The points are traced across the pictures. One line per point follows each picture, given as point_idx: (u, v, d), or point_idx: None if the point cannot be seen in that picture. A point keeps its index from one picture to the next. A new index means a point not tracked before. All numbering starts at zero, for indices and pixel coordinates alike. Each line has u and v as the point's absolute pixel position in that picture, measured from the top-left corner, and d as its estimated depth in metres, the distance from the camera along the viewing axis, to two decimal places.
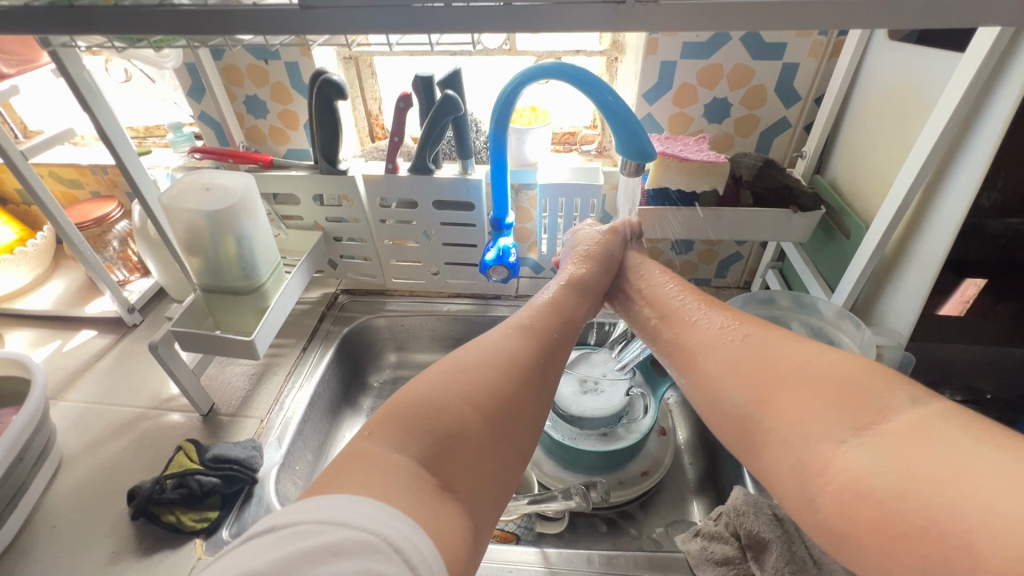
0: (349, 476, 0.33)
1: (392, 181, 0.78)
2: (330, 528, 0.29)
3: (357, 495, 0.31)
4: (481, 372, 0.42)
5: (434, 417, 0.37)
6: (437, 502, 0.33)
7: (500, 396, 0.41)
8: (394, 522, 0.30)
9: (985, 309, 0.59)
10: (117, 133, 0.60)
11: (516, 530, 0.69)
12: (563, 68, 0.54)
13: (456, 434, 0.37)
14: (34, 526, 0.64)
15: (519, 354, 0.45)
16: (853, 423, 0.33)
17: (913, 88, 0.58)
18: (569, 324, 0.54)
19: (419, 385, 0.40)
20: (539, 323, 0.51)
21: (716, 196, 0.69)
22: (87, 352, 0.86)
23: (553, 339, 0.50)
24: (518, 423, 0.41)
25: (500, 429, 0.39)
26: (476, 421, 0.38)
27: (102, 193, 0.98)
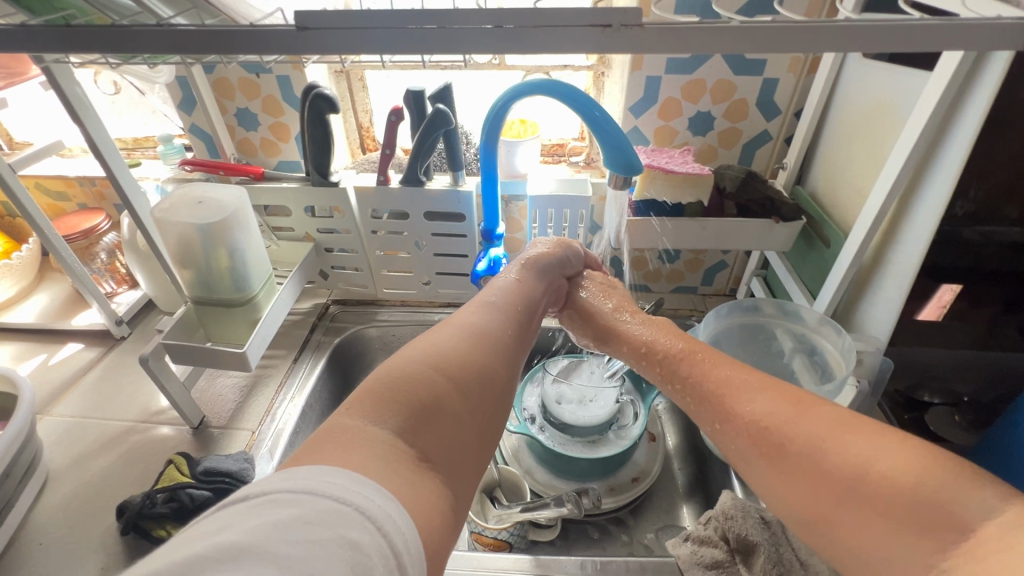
0: (331, 451, 0.31)
1: (384, 193, 0.79)
2: (304, 495, 0.27)
3: (334, 467, 0.29)
4: (452, 348, 0.43)
5: (405, 388, 0.37)
6: (417, 472, 0.33)
7: (470, 368, 0.42)
8: (370, 493, 0.28)
9: (959, 314, 0.61)
10: (109, 147, 0.60)
11: (507, 538, 0.67)
12: (551, 85, 0.56)
13: (430, 405, 0.37)
14: (21, 543, 0.63)
15: (486, 331, 0.46)
16: (929, 545, 0.32)
17: (886, 103, 0.60)
18: (535, 306, 0.54)
19: (390, 360, 0.40)
20: (504, 305, 0.51)
21: (700, 207, 0.72)
22: (74, 365, 0.85)
23: (517, 321, 0.51)
24: (490, 394, 0.42)
25: (471, 400, 0.40)
26: (447, 391, 0.39)
27: (90, 205, 0.98)
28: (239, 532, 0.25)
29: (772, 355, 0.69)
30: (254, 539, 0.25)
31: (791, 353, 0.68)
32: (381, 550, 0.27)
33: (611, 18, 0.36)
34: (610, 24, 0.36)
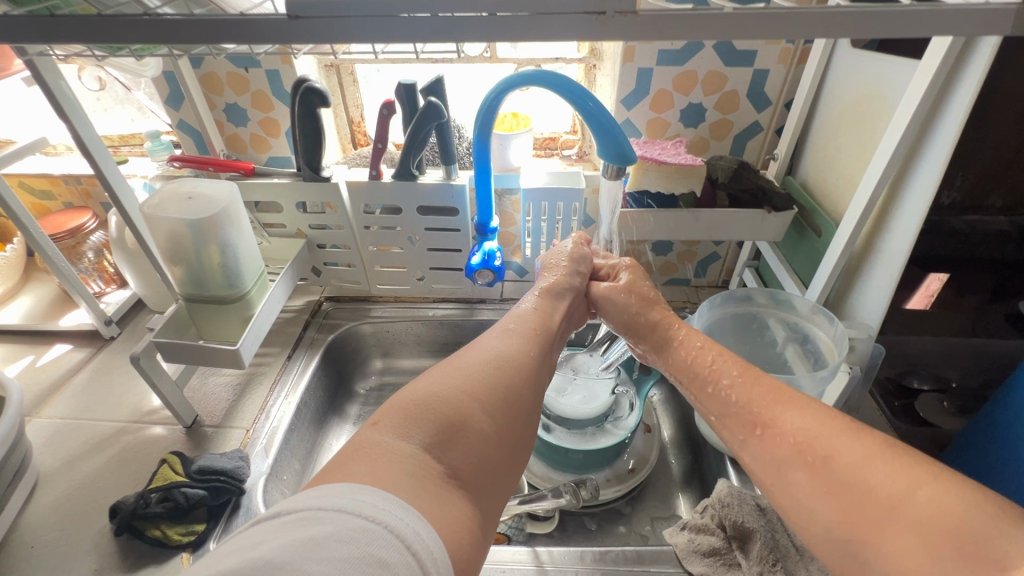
0: (359, 466, 0.34)
1: (376, 187, 0.78)
2: (335, 512, 0.29)
3: (361, 485, 0.32)
4: (482, 369, 0.44)
5: (437, 407, 0.39)
6: (442, 491, 0.35)
7: (500, 390, 0.43)
8: (394, 510, 0.31)
9: (947, 301, 0.63)
10: (96, 143, 0.59)
11: (507, 531, 0.70)
12: (545, 76, 0.56)
13: (459, 424, 0.39)
14: (12, 546, 0.62)
15: (513, 351, 0.48)
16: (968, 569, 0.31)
17: (875, 92, 0.61)
18: (553, 327, 0.56)
19: (421, 383, 0.42)
20: (527, 326, 0.53)
21: (693, 198, 0.72)
22: (62, 366, 0.84)
23: (543, 340, 0.53)
24: (519, 412, 0.43)
25: (502, 418, 0.42)
26: (478, 412, 0.40)
27: (76, 203, 0.96)
28: (271, 548, 0.27)
29: (766, 343, 0.71)
30: (286, 555, 0.27)
31: (785, 342, 0.69)
32: (406, 562, 0.29)
33: (605, 5, 0.35)
34: (604, 11, 0.36)
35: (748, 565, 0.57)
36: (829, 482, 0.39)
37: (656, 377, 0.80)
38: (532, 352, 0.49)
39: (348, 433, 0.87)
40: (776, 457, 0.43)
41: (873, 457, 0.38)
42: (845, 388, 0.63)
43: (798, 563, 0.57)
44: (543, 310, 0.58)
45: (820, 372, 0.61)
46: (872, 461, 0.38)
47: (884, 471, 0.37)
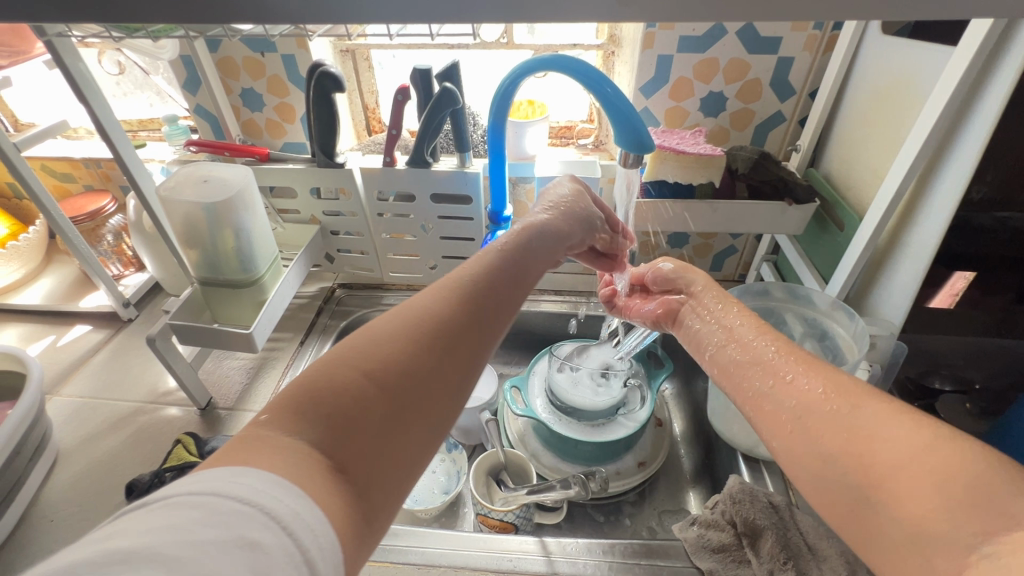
0: (241, 453, 0.28)
1: (391, 174, 0.78)
2: (206, 495, 0.24)
3: (245, 466, 0.27)
4: (391, 338, 0.37)
5: (329, 394, 0.32)
6: (331, 486, 0.29)
7: (407, 359, 0.36)
8: (280, 492, 0.26)
9: (972, 302, 0.60)
10: (114, 126, 0.60)
11: (514, 521, 0.66)
12: (563, 61, 0.54)
13: (354, 411, 0.32)
14: (32, 520, 0.63)
15: (444, 312, 0.40)
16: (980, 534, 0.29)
17: (906, 81, 0.58)
18: (514, 277, 0.47)
19: (320, 360, 0.35)
20: (482, 279, 0.44)
21: (712, 188, 0.70)
22: (82, 346, 0.86)
23: (495, 291, 0.44)
24: (441, 389, 0.37)
25: (413, 394, 0.35)
26: (378, 394, 0.34)
27: (95, 186, 0.97)
28: (133, 536, 0.22)
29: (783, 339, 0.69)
30: (149, 542, 0.22)
31: (802, 338, 0.67)
32: (287, 549, 0.24)
33: None
34: None
35: (759, 562, 0.56)
36: (841, 467, 0.35)
37: (670, 369, 0.78)
38: (472, 309, 0.41)
39: None
40: (794, 439, 0.39)
41: (897, 433, 0.34)
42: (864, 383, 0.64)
43: (810, 562, 0.56)
44: (507, 255, 0.48)
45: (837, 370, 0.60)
46: (888, 434, 0.34)
47: (912, 452, 0.32)
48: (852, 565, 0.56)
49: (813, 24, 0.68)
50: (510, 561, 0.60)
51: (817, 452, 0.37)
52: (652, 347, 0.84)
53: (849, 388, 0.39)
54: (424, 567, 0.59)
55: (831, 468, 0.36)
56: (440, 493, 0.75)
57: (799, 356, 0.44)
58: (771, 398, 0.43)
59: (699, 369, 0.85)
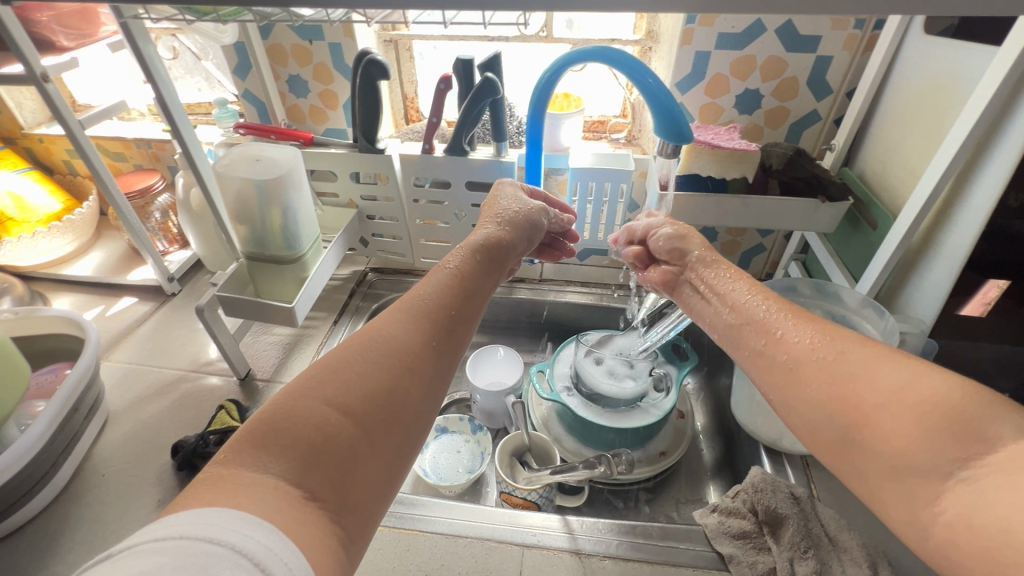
0: (210, 491, 0.29)
1: (429, 162, 0.81)
2: (177, 540, 0.25)
3: (213, 506, 0.28)
4: (346, 366, 0.38)
5: (287, 426, 0.33)
6: (303, 512, 0.30)
7: (365, 382, 0.37)
8: (246, 527, 0.27)
9: (1003, 309, 0.61)
10: (176, 105, 0.63)
11: (537, 499, 0.68)
12: (608, 52, 0.56)
13: (316, 442, 0.33)
14: (85, 473, 0.67)
15: (400, 337, 0.41)
16: (967, 466, 0.31)
17: (948, 82, 0.59)
18: (469, 300, 0.49)
19: (281, 394, 0.35)
20: (436, 303, 0.46)
21: (744, 183, 0.72)
22: (129, 317, 0.90)
23: (447, 312, 0.46)
24: (403, 413, 0.38)
25: (373, 416, 0.36)
26: (339, 422, 0.34)
27: (145, 166, 1.02)
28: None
29: None
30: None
31: None
32: None
33: None
34: None
35: (779, 550, 0.57)
36: (833, 410, 0.37)
37: (694, 363, 0.80)
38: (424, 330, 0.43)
39: None
40: (788, 387, 0.41)
41: (877, 372, 0.36)
42: None
43: (830, 552, 0.57)
44: (460, 277, 0.50)
45: None
46: (874, 377, 0.36)
47: (895, 389, 0.35)
48: (871, 557, 0.56)
49: (854, 24, 0.69)
50: (533, 536, 0.62)
51: (809, 401, 0.39)
52: (678, 341, 0.85)
53: (836, 335, 0.41)
54: (450, 536, 0.61)
55: (821, 412, 0.38)
56: (464, 471, 0.77)
57: (792, 311, 0.46)
58: (765, 354, 0.45)
59: (723, 364, 0.86)
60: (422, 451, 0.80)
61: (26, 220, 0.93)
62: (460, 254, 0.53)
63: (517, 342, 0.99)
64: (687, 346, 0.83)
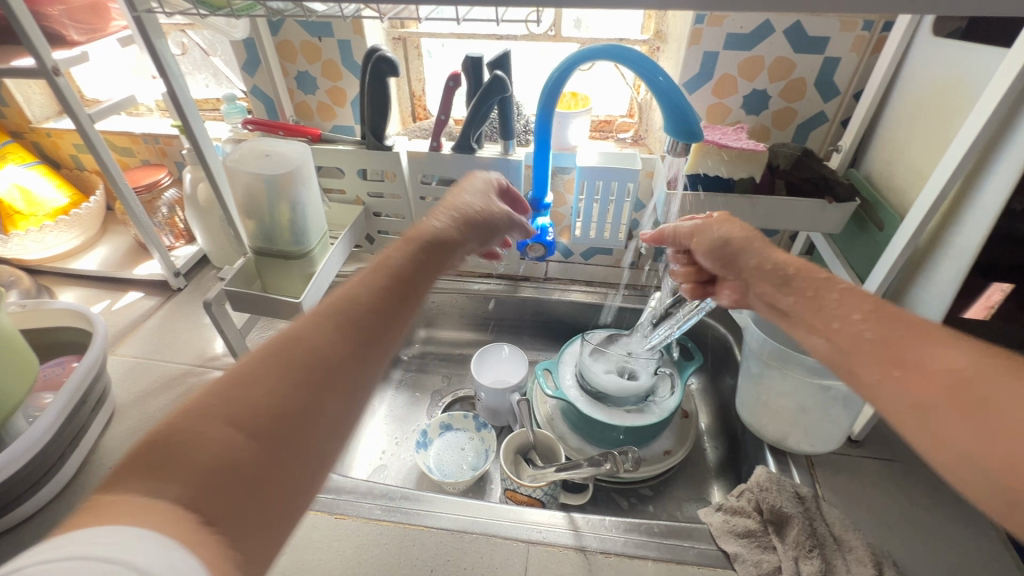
0: (105, 514, 0.26)
1: (436, 159, 0.81)
2: (72, 560, 0.23)
3: (106, 527, 0.25)
4: (249, 380, 0.35)
5: (177, 449, 0.31)
6: (202, 536, 0.28)
7: (268, 397, 0.35)
8: (146, 548, 0.25)
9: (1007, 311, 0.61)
10: (187, 99, 0.63)
11: (541, 497, 0.68)
12: (619, 51, 0.57)
13: (213, 466, 0.31)
14: (91, 466, 0.67)
15: (320, 347, 0.39)
16: None
17: (956, 84, 0.59)
18: (406, 298, 0.45)
19: (182, 414, 0.33)
20: (368, 304, 0.43)
21: (751, 182, 0.72)
22: (135, 311, 0.91)
23: (371, 311, 0.42)
24: (315, 429, 0.36)
25: (284, 430, 0.34)
26: (238, 442, 0.33)
27: (152, 161, 1.02)
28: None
29: None
30: None
31: None
32: None
33: None
34: None
35: (784, 548, 0.57)
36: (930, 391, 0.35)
37: (700, 362, 0.80)
38: (346, 333, 0.40)
39: (392, 396, 0.91)
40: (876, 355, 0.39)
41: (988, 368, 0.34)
42: None
43: (835, 551, 0.57)
44: (399, 273, 0.46)
45: None
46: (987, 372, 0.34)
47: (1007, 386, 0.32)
48: (876, 557, 0.56)
49: (862, 26, 0.69)
50: (538, 532, 0.62)
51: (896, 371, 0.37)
52: (683, 341, 0.85)
53: (885, 309, 0.41)
54: (455, 532, 0.61)
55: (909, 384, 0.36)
56: (468, 468, 0.78)
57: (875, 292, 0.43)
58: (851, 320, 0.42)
59: (727, 364, 0.86)
60: (427, 448, 0.80)
61: (33, 214, 0.93)
62: (406, 246, 0.49)
63: (521, 341, 0.99)
64: (692, 346, 0.84)
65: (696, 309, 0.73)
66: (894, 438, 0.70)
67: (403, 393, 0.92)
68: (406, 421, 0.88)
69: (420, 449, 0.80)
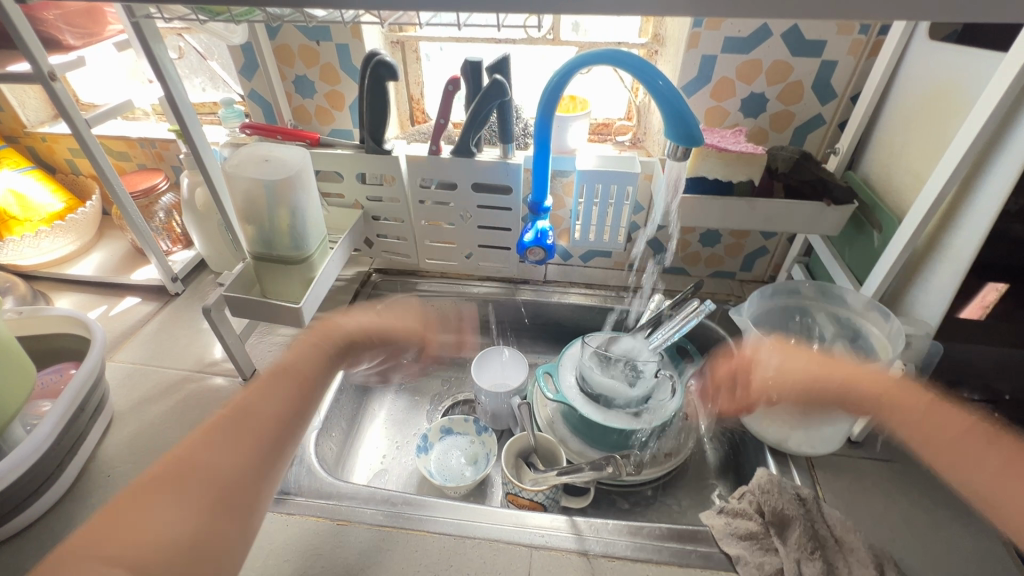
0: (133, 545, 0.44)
1: (435, 163, 0.81)
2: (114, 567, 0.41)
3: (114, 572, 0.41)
4: (206, 466, 0.51)
5: (138, 527, 0.45)
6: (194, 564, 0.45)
7: (175, 500, 0.48)
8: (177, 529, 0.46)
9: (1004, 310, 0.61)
10: (185, 103, 0.63)
11: (542, 501, 0.67)
12: (619, 56, 0.57)
13: (155, 556, 0.44)
14: (90, 474, 0.67)
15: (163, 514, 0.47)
16: None
17: (953, 87, 0.59)
18: (255, 424, 0.56)
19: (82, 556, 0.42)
20: (211, 464, 0.51)
21: (751, 186, 0.72)
22: (132, 317, 0.90)
23: (235, 455, 0.53)
24: (212, 502, 0.49)
25: (181, 530, 0.46)
26: (209, 487, 0.50)
27: (149, 166, 1.02)
28: None
29: (814, 338, 0.71)
30: None
31: (834, 338, 0.69)
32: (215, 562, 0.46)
33: None
34: None
35: (786, 551, 0.57)
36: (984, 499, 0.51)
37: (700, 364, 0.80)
38: (244, 464, 0.53)
39: (392, 400, 0.91)
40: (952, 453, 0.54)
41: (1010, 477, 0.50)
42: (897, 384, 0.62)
43: (837, 553, 0.58)
44: (240, 416, 0.56)
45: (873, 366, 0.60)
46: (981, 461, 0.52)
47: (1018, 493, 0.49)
48: (877, 557, 0.57)
49: (859, 29, 0.69)
50: (541, 536, 0.62)
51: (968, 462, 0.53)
52: (683, 343, 0.86)
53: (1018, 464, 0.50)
54: (457, 537, 0.61)
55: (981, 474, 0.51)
56: (470, 473, 0.77)
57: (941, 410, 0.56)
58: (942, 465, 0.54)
59: None
60: (427, 453, 0.80)
61: (28, 220, 0.93)
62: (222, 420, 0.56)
63: (521, 343, 0.99)
64: (691, 347, 0.84)
65: (697, 312, 0.73)
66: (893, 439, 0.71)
67: (403, 397, 0.92)
68: (406, 425, 0.88)
69: (421, 454, 0.79)
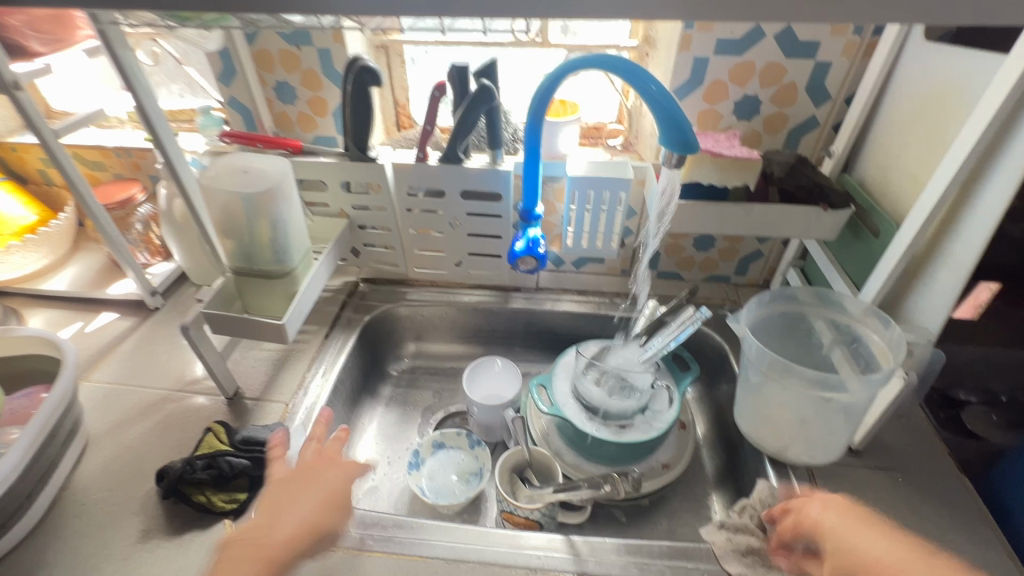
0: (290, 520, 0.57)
1: (422, 170, 0.79)
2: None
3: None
4: (260, 533, 0.55)
5: (269, 527, 0.56)
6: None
7: (291, 521, 0.57)
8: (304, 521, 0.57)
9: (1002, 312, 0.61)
10: (158, 113, 0.60)
11: (540, 518, 0.66)
12: (609, 60, 0.55)
13: (280, 551, 0.54)
14: (63, 503, 0.64)
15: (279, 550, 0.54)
16: None
17: (950, 89, 0.58)
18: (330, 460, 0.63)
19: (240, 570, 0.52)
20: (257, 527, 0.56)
21: (745, 191, 0.70)
22: (109, 333, 0.86)
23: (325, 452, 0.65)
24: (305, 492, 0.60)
25: (305, 518, 0.57)
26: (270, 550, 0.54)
27: (125, 176, 0.98)
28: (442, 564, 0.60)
29: (812, 345, 0.70)
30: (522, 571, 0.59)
31: (832, 344, 0.68)
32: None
33: None
34: None
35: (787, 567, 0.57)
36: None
37: (697, 373, 0.78)
38: (313, 490, 0.60)
39: (381, 414, 0.88)
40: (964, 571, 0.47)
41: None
42: (897, 394, 0.61)
43: None
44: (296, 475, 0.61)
45: (873, 376, 0.59)
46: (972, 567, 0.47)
47: None
48: None
49: (852, 30, 0.68)
50: (538, 558, 0.60)
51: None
52: (679, 350, 0.84)
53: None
54: (452, 561, 0.59)
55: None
56: (462, 491, 0.75)
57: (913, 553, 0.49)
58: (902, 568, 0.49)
59: (723, 372, 0.84)
60: (419, 469, 0.77)
61: None
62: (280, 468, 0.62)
63: (513, 352, 0.97)
64: (689, 355, 0.82)
65: (693, 319, 0.72)
66: (893, 445, 0.70)
67: (393, 410, 0.89)
68: (397, 440, 0.85)
69: (412, 471, 0.77)
